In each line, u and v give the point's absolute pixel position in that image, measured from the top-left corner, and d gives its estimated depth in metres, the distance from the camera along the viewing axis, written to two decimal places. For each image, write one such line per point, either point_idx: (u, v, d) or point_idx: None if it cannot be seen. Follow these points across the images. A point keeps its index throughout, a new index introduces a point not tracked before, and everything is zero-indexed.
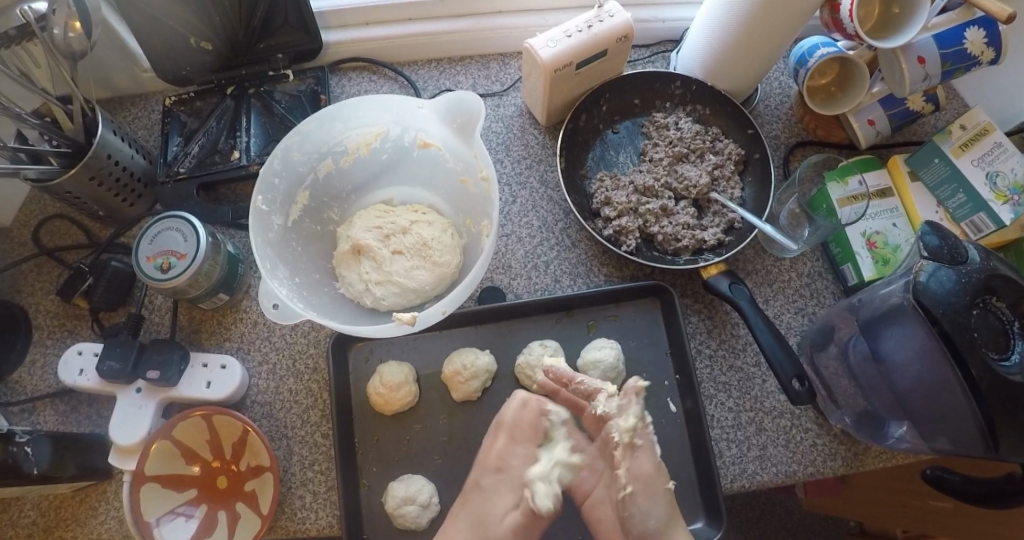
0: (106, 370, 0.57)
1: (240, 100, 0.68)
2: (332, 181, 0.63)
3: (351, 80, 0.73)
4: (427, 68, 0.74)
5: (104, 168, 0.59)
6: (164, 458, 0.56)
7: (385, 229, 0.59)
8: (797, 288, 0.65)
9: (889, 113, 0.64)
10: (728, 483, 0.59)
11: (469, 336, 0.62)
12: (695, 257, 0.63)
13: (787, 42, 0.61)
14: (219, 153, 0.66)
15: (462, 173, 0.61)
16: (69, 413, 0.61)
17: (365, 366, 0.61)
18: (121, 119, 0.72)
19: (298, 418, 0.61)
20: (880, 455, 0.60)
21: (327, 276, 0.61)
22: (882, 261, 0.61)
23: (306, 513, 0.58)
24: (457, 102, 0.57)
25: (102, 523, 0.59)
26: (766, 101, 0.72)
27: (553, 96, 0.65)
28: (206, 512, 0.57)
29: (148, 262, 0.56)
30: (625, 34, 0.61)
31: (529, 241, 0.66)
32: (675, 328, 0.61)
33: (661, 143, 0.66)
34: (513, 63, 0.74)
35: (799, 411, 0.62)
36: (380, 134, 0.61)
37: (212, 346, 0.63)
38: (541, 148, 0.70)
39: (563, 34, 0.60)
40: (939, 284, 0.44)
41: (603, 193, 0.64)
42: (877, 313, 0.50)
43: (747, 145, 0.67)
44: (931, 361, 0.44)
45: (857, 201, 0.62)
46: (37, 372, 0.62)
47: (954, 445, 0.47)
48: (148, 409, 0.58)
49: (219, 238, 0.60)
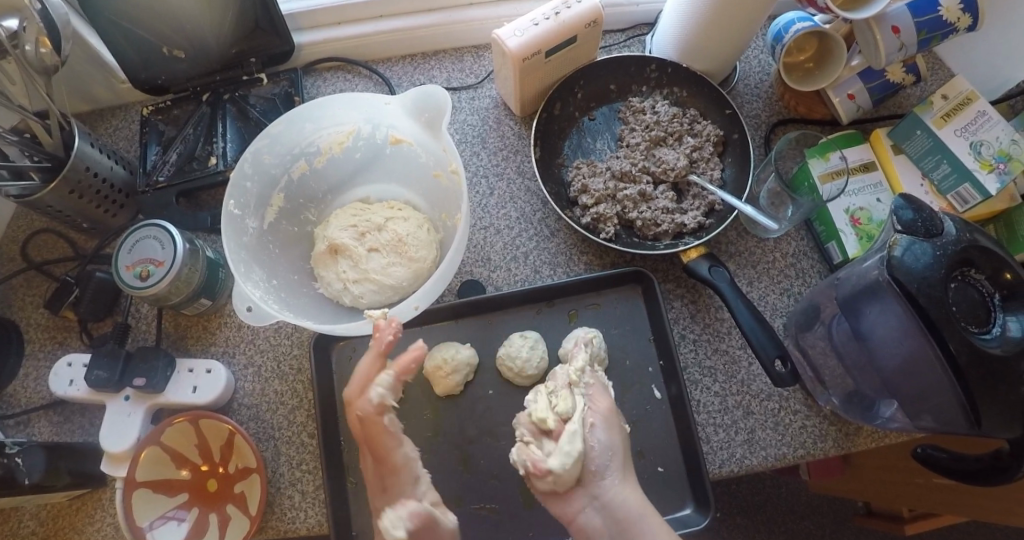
0: (94, 380, 0.58)
1: (217, 105, 0.69)
2: (308, 182, 0.63)
3: (326, 80, 0.73)
4: (401, 64, 0.74)
5: (84, 181, 0.60)
6: (154, 464, 0.57)
7: (360, 227, 0.59)
8: (782, 269, 0.64)
9: (869, 86, 0.62)
10: (716, 468, 0.59)
11: (450, 330, 0.62)
12: (675, 242, 0.62)
13: (761, 18, 0.60)
14: (197, 160, 0.67)
15: (435, 168, 0.61)
16: (63, 423, 0.62)
17: (348, 365, 0.62)
18: (101, 131, 0.73)
19: (284, 419, 0.61)
20: (872, 434, 0.59)
21: (306, 277, 0.61)
22: (866, 237, 0.60)
23: (296, 513, 0.58)
24: (425, 96, 0.56)
25: (98, 530, 0.60)
26: (745, 80, 0.71)
27: (525, 86, 0.64)
28: (197, 516, 0.57)
29: (129, 271, 0.56)
30: (594, 19, 0.60)
31: (508, 232, 0.65)
32: (657, 314, 0.60)
33: (638, 127, 0.65)
34: (487, 55, 0.73)
35: (787, 392, 0.61)
36: (352, 133, 0.61)
37: (198, 351, 0.64)
38: (517, 139, 0.69)
39: (530, 23, 0.59)
40: (914, 258, 0.43)
41: (580, 181, 0.63)
42: (857, 289, 0.50)
43: (726, 125, 0.66)
44: (909, 336, 0.44)
45: (839, 177, 0.61)
46: (31, 385, 0.64)
47: (939, 423, 0.46)
48: (137, 415, 0.59)
49: (197, 244, 0.60)
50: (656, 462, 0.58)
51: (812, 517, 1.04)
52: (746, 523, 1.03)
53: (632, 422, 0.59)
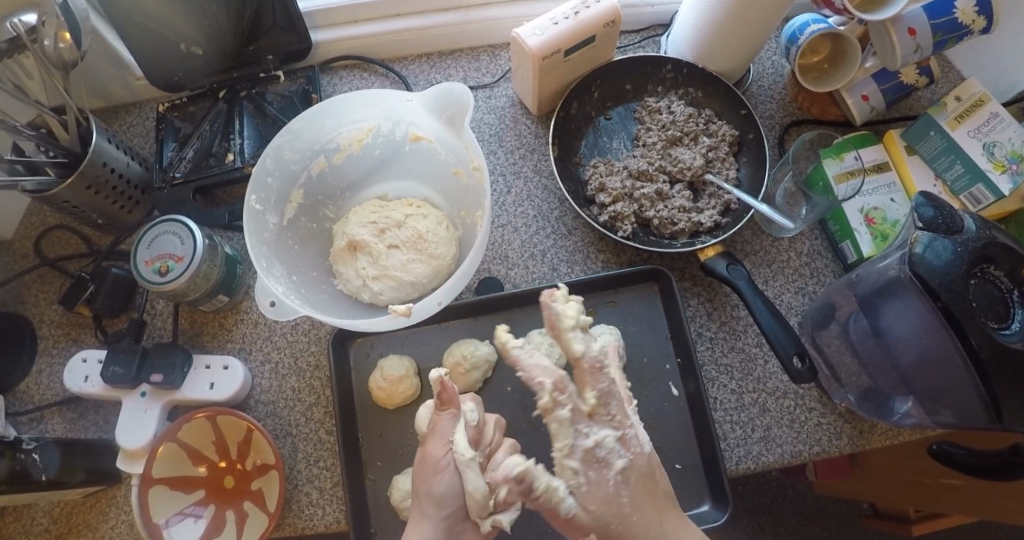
0: (110, 375, 0.57)
1: (233, 102, 0.69)
2: (326, 178, 0.63)
3: (342, 78, 0.73)
4: (417, 64, 0.74)
5: (101, 176, 0.60)
6: (172, 460, 0.56)
7: (380, 224, 0.59)
8: (797, 267, 0.65)
9: (882, 88, 0.63)
10: (733, 465, 0.59)
11: (468, 327, 0.62)
12: (692, 240, 0.63)
13: (776, 20, 0.61)
14: (214, 157, 0.67)
15: (455, 166, 0.61)
16: (77, 420, 0.62)
17: (366, 362, 0.61)
18: (116, 127, 0.72)
19: (302, 416, 0.61)
20: (886, 431, 0.60)
21: (325, 273, 0.61)
22: (881, 236, 0.61)
23: (314, 510, 0.58)
24: (446, 94, 0.56)
25: (113, 528, 0.59)
26: (759, 81, 0.71)
27: (543, 85, 0.64)
28: (214, 512, 0.57)
29: (147, 266, 0.56)
30: (613, 18, 0.61)
31: (525, 231, 0.66)
32: (674, 311, 0.61)
33: (654, 127, 0.66)
34: (503, 55, 0.74)
35: (803, 390, 0.62)
36: (371, 130, 0.61)
37: (215, 347, 0.64)
38: (534, 138, 0.69)
39: (550, 22, 0.60)
40: (936, 255, 0.43)
41: (597, 179, 0.63)
42: (876, 286, 0.50)
43: (741, 126, 0.66)
44: (931, 332, 0.44)
45: (853, 177, 0.62)
46: (44, 381, 0.63)
47: (959, 418, 0.46)
48: (154, 412, 0.59)
49: (216, 240, 0.60)
50: (674, 459, 0.58)
51: (819, 519, 1.04)
52: (753, 524, 1.03)
53: (649, 419, 0.59)
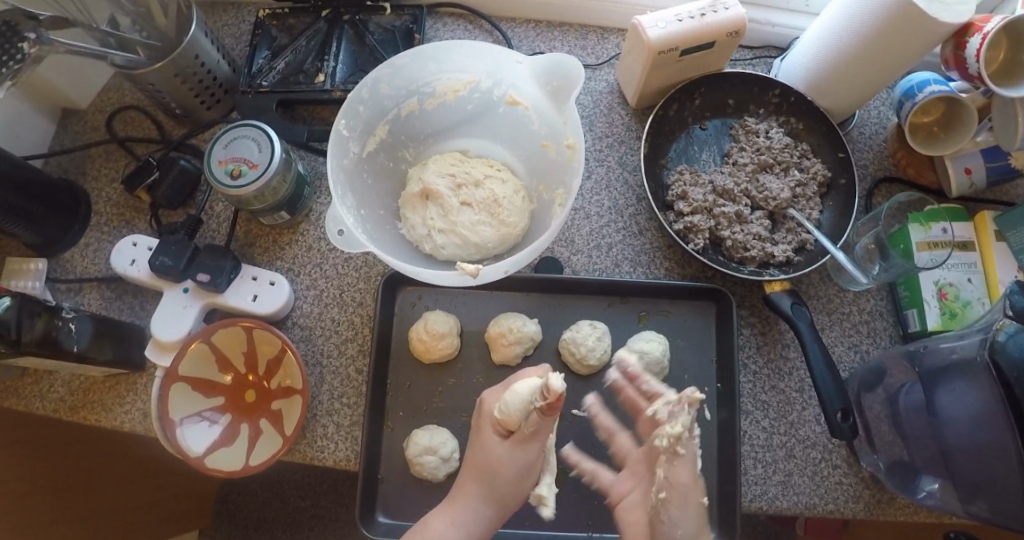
0: (158, 265, 0.57)
1: (334, 24, 0.67)
2: (414, 121, 0.62)
3: (446, 25, 0.72)
4: (524, 28, 0.72)
5: (190, 67, 0.59)
6: (199, 360, 0.56)
7: (458, 178, 0.58)
8: (856, 322, 0.64)
9: (989, 165, 0.62)
10: (748, 502, 0.58)
11: (518, 302, 0.61)
12: (760, 270, 0.61)
13: (900, 72, 0.58)
14: (304, 74, 0.66)
15: (545, 138, 0.60)
16: (114, 300, 0.62)
17: (410, 311, 0.61)
18: (211, 24, 0.72)
19: (335, 348, 0.61)
20: (906, 508, 0.59)
21: (391, 214, 0.60)
22: (949, 314, 0.59)
23: (327, 443, 0.58)
24: (555, 65, 0.54)
25: (126, 412, 0.59)
26: (861, 127, 0.70)
27: (650, 79, 0.63)
28: (230, 421, 0.57)
29: (219, 167, 0.56)
30: (737, 28, 0.59)
31: (596, 220, 0.65)
32: (728, 337, 0.60)
33: (749, 148, 0.64)
34: (611, 39, 0.72)
35: (834, 446, 0.60)
36: (470, 83, 0.60)
37: (264, 262, 0.63)
38: (624, 129, 0.68)
39: (675, 17, 0.58)
40: (1018, 346, 0.39)
41: (680, 186, 0.62)
42: (944, 363, 0.49)
43: (835, 167, 0.65)
44: (992, 422, 0.41)
45: (937, 248, 0.60)
46: (89, 255, 0.63)
47: (994, 512, 0.44)
48: (192, 310, 0.58)
49: (291, 157, 0.59)
50: None
51: None
52: None
53: None
